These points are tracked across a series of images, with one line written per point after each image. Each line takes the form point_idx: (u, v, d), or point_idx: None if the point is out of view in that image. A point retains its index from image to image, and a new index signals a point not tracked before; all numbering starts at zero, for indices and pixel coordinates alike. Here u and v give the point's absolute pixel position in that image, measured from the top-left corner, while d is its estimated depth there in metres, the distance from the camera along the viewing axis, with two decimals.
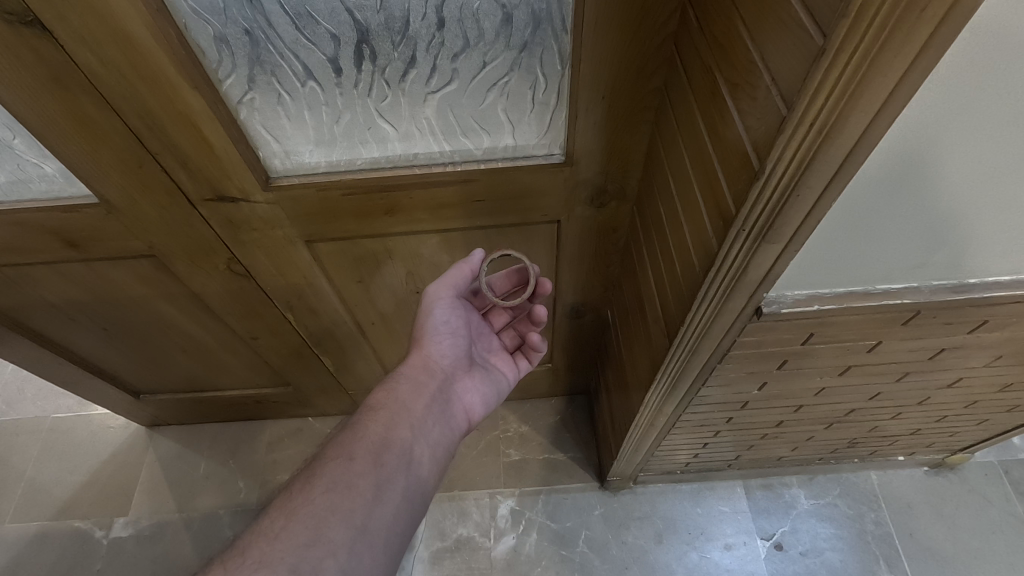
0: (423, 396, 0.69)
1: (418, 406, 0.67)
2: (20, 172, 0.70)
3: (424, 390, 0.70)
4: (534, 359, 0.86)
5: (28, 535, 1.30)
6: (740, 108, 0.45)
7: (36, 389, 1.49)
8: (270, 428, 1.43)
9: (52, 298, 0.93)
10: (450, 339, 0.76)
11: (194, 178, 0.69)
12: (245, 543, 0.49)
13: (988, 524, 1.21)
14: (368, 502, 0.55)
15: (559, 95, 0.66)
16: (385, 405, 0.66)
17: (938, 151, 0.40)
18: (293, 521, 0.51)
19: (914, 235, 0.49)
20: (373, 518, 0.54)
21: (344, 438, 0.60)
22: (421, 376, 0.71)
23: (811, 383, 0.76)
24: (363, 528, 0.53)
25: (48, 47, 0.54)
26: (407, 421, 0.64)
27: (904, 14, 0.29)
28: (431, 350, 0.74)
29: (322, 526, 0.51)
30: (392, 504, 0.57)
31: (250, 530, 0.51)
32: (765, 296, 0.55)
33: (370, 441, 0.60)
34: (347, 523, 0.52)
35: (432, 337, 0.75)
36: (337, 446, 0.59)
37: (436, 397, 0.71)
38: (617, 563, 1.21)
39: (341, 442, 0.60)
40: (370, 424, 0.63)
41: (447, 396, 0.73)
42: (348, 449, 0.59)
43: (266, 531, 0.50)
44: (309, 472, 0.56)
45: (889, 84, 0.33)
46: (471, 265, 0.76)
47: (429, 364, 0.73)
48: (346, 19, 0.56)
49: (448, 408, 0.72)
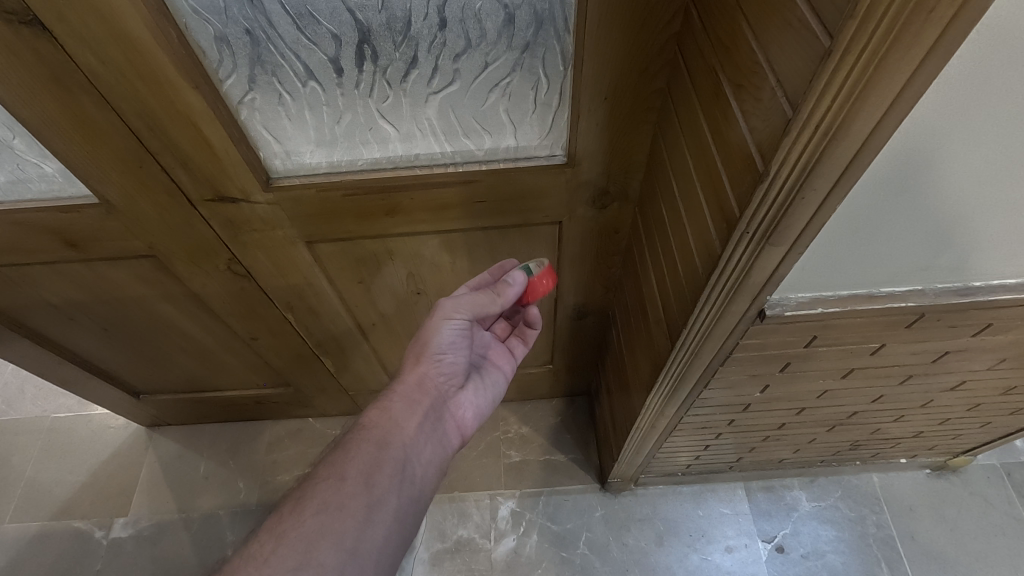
0: (415, 413, 0.68)
1: (412, 424, 0.66)
2: (20, 172, 0.70)
3: (417, 409, 0.68)
4: (529, 339, 0.87)
5: (28, 535, 1.30)
6: (745, 109, 0.45)
7: (36, 388, 1.49)
8: (270, 428, 1.43)
9: (52, 298, 0.93)
10: (453, 356, 0.74)
11: (194, 179, 0.69)
12: (235, 564, 0.49)
13: (991, 527, 1.20)
14: (359, 524, 0.54)
15: (561, 96, 0.66)
16: (378, 424, 0.65)
17: (945, 154, 0.40)
18: (284, 544, 0.50)
19: (917, 238, 0.48)
20: (364, 541, 0.54)
21: (334, 458, 0.60)
22: (415, 394, 0.70)
23: (813, 386, 0.75)
24: (354, 551, 0.53)
25: (47, 45, 0.53)
26: (400, 440, 0.64)
27: (911, 16, 0.29)
28: (433, 370, 0.72)
29: (312, 549, 0.51)
30: (383, 525, 0.56)
31: (242, 547, 0.51)
32: (768, 298, 0.55)
33: (361, 460, 0.60)
34: (337, 547, 0.52)
35: (434, 355, 0.72)
36: (327, 467, 0.59)
37: (430, 415, 0.70)
38: (617, 565, 1.20)
39: (333, 461, 0.59)
40: (361, 443, 0.62)
41: (442, 412, 0.72)
42: (338, 470, 0.58)
43: (256, 555, 0.50)
44: (302, 491, 0.55)
45: (896, 87, 0.33)
46: (506, 300, 0.71)
47: (424, 381, 0.71)
48: (347, 19, 0.56)
49: (442, 424, 0.71)
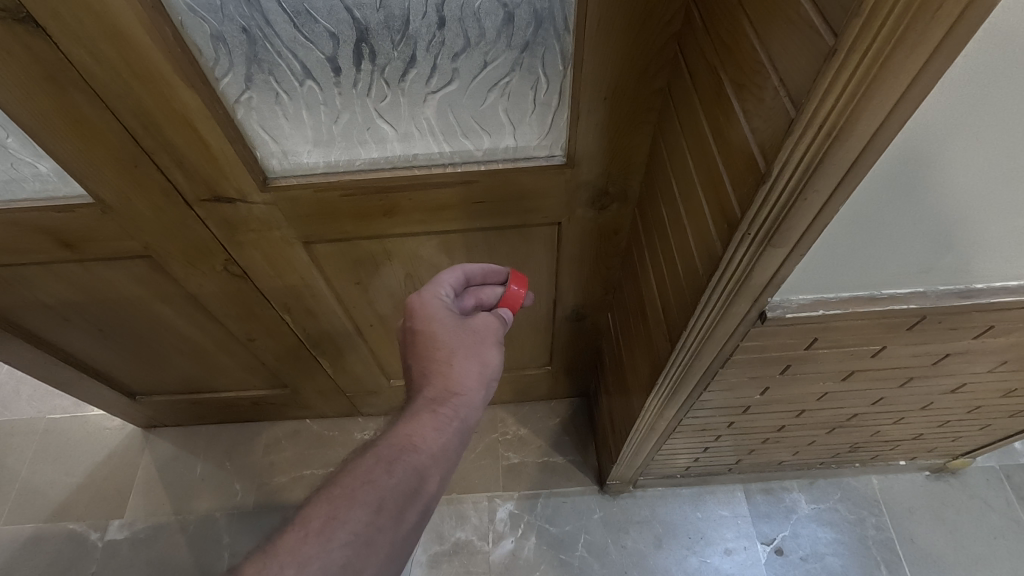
0: (461, 442, 0.59)
1: (456, 453, 0.58)
2: (14, 171, 0.69)
3: (464, 437, 0.59)
4: None
5: (22, 537, 1.29)
6: (746, 109, 0.44)
7: (32, 389, 1.48)
8: (266, 430, 1.42)
9: (46, 298, 0.92)
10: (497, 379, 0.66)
11: (191, 179, 0.68)
12: None
13: (990, 529, 1.20)
14: (380, 562, 0.49)
15: (560, 96, 0.66)
16: (424, 446, 0.55)
17: (947, 155, 0.39)
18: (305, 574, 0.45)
19: (922, 238, 0.48)
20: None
21: (376, 479, 0.52)
22: (469, 420, 0.60)
23: (813, 388, 0.75)
24: None
25: (39, 43, 0.53)
26: (441, 471, 0.56)
27: (918, 14, 0.28)
28: (488, 395, 0.62)
29: None
30: (397, 561, 0.52)
31: (254, 559, 0.46)
32: (769, 299, 0.55)
33: (400, 492, 0.52)
34: None
35: (492, 381, 0.63)
36: (365, 487, 0.51)
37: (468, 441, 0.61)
38: (616, 567, 1.20)
39: (373, 481, 0.52)
40: (408, 471, 0.53)
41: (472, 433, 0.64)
42: (377, 496, 0.51)
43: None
44: (331, 509, 0.49)
45: (901, 86, 0.32)
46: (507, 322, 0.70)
47: (479, 406, 0.61)
48: (345, 18, 0.55)
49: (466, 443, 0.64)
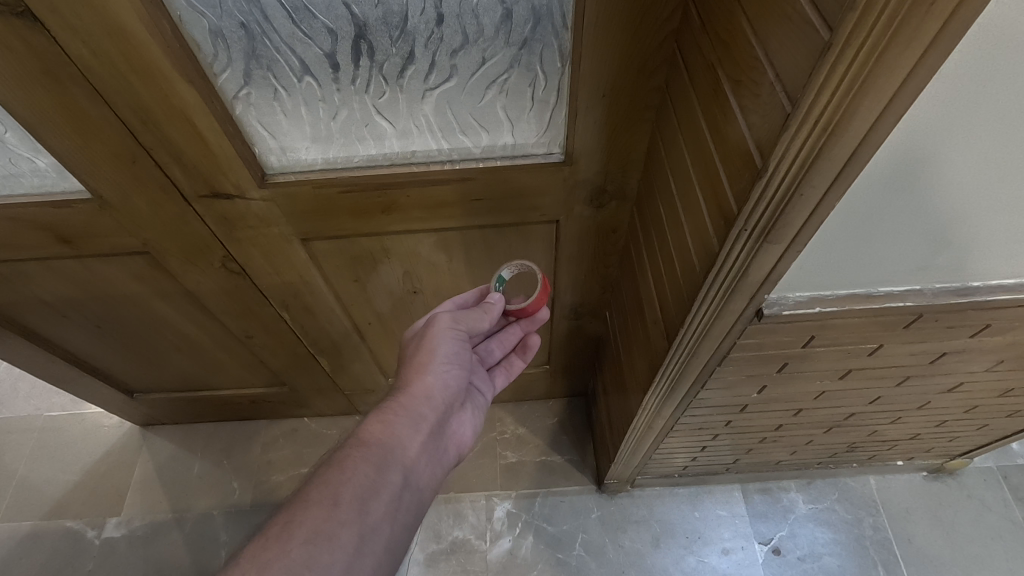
0: (421, 431, 0.62)
1: (415, 445, 0.61)
2: (13, 167, 0.69)
3: (422, 426, 0.63)
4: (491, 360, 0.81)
5: (18, 535, 1.29)
6: (743, 105, 0.44)
7: (30, 387, 1.48)
8: (264, 428, 1.42)
9: (44, 295, 0.92)
10: (455, 370, 0.70)
11: (189, 174, 0.68)
12: None
13: (988, 530, 1.20)
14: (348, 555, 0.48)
15: (559, 93, 0.66)
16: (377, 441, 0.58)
17: (939, 153, 0.39)
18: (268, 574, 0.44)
19: (918, 236, 0.48)
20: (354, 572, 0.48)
21: (330, 476, 0.53)
22: (422, 409, 0.64)
23: (810, 386, 0.75)
24: None
25: (38, 38, 0.53)
26: (399, 463, 0.58)
27: (913, 8, 0.28)
28: (434, 380, 0.67)
29: None
30: (373, 555, 0.50)
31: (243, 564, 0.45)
32: (766, 296, 0.55)
33: (357, 483, 0.53)
34: None
35: (439, 366, 0.69)
36: (319, 487, 0.52)
37: (435, 431, 0.64)
38: (613, 566, 1.20)
39: (327, 481, 0.52)
40: (361, 461, 0.56)
41: (444, 429, 0.67)
42: (333, 492, 0.52)
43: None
44: (288, 514, 0.49)
45: (895, 81, 0.32)
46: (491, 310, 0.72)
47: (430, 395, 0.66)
48: (343, 13, 0.55)
49: (445, 441, 0.66)
